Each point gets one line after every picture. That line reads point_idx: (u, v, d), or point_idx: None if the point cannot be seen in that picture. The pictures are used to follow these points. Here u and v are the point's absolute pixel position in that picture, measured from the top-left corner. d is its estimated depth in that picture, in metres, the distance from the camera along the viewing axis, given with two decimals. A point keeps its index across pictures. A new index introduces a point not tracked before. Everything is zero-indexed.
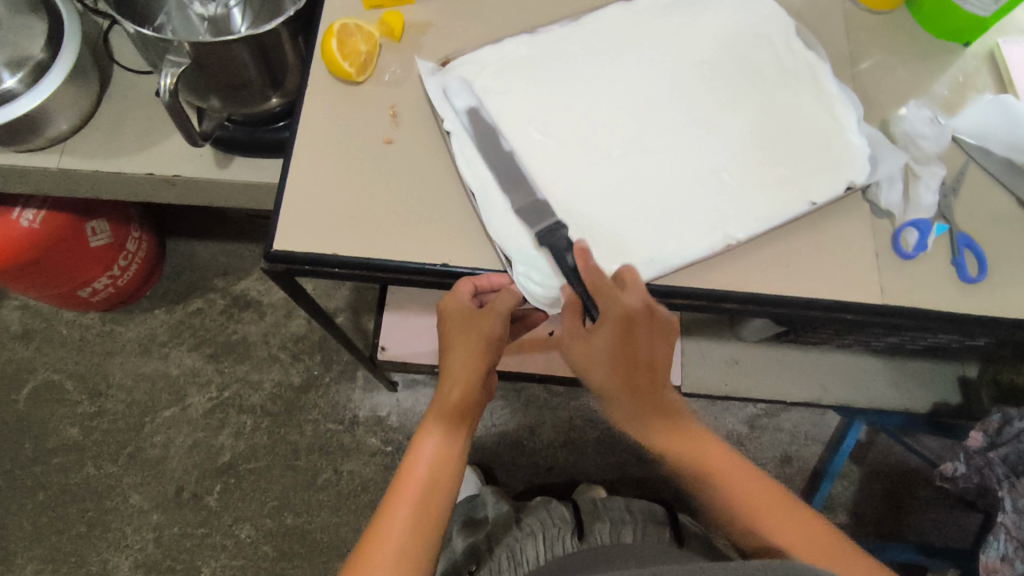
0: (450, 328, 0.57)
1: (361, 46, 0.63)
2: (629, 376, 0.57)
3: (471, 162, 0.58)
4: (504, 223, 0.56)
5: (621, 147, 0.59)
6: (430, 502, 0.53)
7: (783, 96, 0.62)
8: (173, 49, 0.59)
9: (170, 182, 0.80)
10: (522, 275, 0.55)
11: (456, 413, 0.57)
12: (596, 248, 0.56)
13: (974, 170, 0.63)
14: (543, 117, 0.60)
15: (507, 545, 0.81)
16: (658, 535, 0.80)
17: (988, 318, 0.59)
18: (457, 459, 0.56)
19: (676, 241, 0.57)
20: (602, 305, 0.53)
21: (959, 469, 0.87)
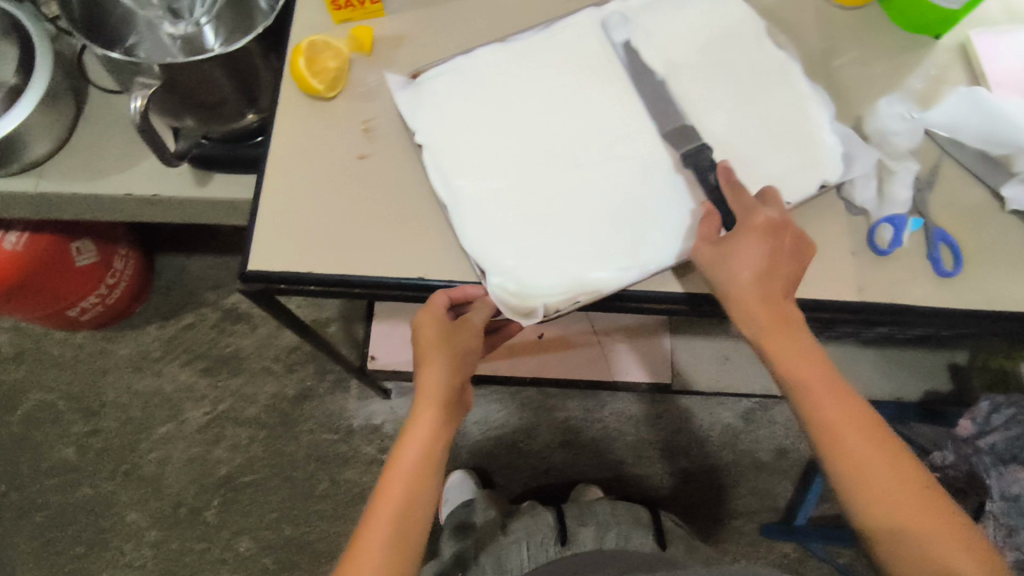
0: (424, 342, 0.55)
1: (330, 63, 0.63)
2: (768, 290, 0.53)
3: (442, 176, 0.58)
4: (481, 235, 0.56)
5: (597, 154, 0.59)
6: (408, 520, 0.52)
7: (757, 96, 0.62)
8: (143, 71, 0.59)
9: (150, 202, 0.80)
10: (496, 288, 0.54)
11: (432, 429, 0.54)
12: (572, 256, 0.55)
13: (948, 164, 0.63)
14: (598, 101, 0.61)
15: (494, 553, 0.82)
16: (643, 540, 0.83)
17: (967, 311, 0.59)
18: (436, 474, 0.55)
19: (651, 248, 0.56)
20: (745, 217, 0.54)
21: (949, 457, 0.87)
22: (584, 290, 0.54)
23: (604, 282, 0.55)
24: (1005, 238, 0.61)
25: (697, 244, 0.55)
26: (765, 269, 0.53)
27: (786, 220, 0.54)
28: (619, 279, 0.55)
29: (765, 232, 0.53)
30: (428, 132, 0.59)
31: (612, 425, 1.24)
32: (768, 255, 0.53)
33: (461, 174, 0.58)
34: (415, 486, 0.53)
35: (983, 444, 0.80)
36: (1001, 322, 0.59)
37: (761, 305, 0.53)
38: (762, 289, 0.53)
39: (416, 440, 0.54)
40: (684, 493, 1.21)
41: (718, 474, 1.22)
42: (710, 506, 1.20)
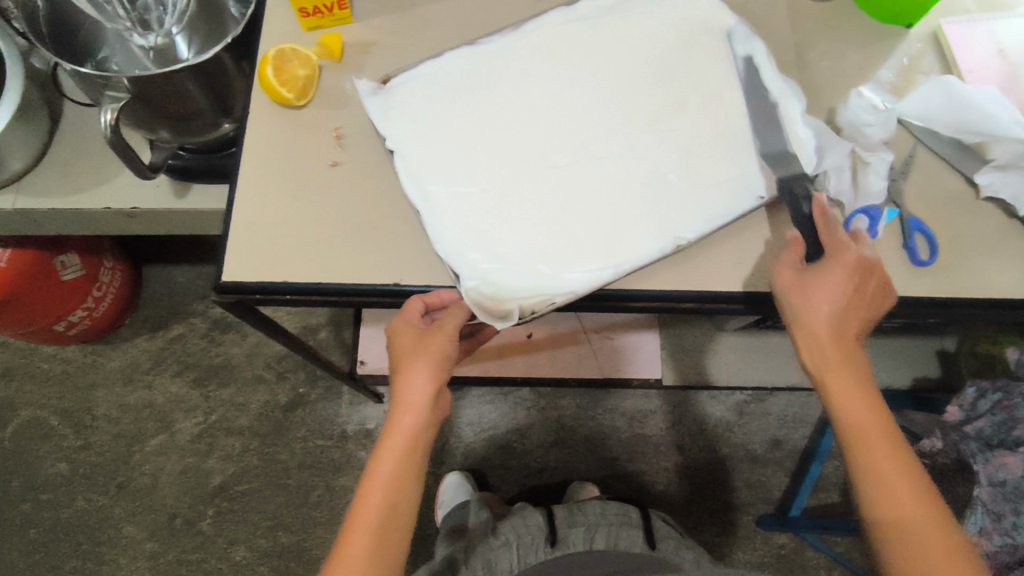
0: (400, 350, 0.56)
1: (299, 71, 0.62)
2: (844, 324, 0.53)
3: (414, 180, 0.58)
4: (455, 240, 0.56)
5: (569, 155, 0.59)
6: (388, 527, 0.53)
7: (729, 92, 0.61)
8: (112, 85, 0.59)
9: (129, 215, 0.80)
10: (470, 291, 0.54)
11: (408, 439, 0.55)
12: (546, 258, 0.55)
13: (922, 153, 0.64)
14: (677, 122, 0.61)
15: (483, 554, 0.82)
16: (631, 540, 0.83)
17: (944, 299, 0.59)
18: (413, 482, 0.55)
19: (625, 248, 0.56)
20: (836, 253, 0.54)
21: (937, 445, 0.85)
22: (560, 290, 0.54)
23: (578, 282, 0.54)
24: (981, 225, 0.61)
25: (780, 268, 0.55)
26: (844, 304, 0.53)
27: (878, 265, 0.54)
28: (594, 279, 0.55)
29: (855, 270, 0.53)
30: (399, 138, 0.59)
31: (605, 423, 1.24)
32: (851, 294, 0.53)
33: (433, 180, 0.58)
34: (392, 495, 0.54)
35: (970, 429, 0.79)
36: (978, 310, 0.59)
37: (831, 336, 0.53)
38: (837, 324, 0.53)
39: (393, 451, 0.54)
40: (679, 488, 1.21)
41: (712, 467, 1.22)
42: (705, 499, 1.20)
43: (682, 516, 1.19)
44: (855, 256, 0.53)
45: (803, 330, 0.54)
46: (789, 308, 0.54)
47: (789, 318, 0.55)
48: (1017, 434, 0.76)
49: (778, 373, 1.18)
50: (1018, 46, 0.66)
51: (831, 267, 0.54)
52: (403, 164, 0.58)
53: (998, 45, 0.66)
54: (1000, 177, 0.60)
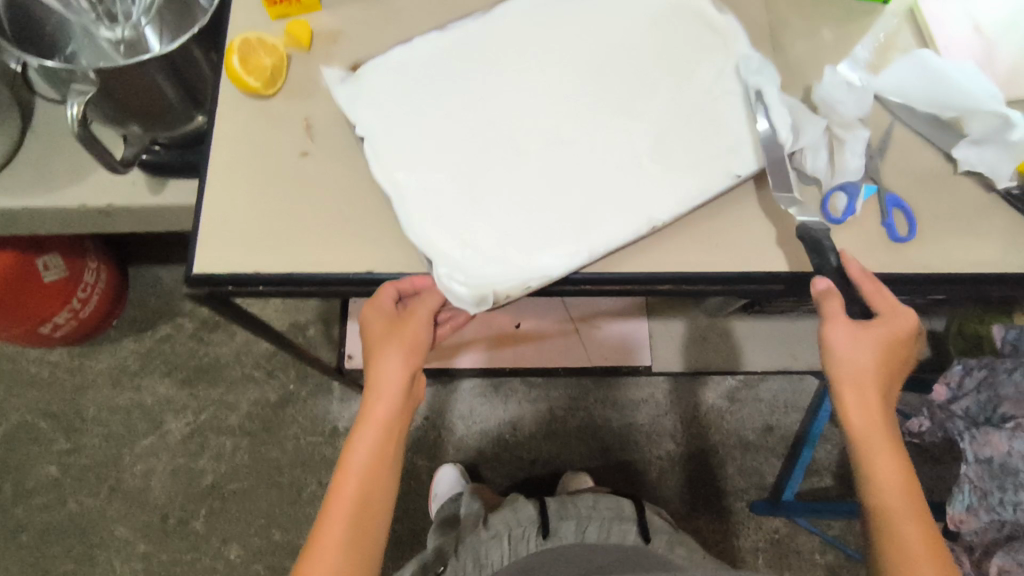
0: (374, 338, 0.56)
1: (265, 61, 0.62)
2: (883, 370, 0.56)
3: (383, 167, 0.57)
4: (427, 226, 0.55)
5: (541, 142, 0.59)
6: (363, 514, 0.55)
7: (700, 73, 0.61)
8: (77, 78, 0.58)
9: (105, 214, 0.78)
10: (445, 277, 0.53)
11: (384, 424, 0.56)
12: (519, 243, 0.55)
13: (899, 129, 0.63)
14: (632, 178, 0.57)
15: (472, 546, 0.82)
16: (623, 534, 0.83)
17: (922, 275, 0.59)
18: (391, 464, 0.57)
19: (598, 231, 0.55)
20: (886, 311, 0.55)
21: (925, 425, 0.83)
22: (534, 275, 0.54)
23: (552, 266, 0.54)
24: (959, 201, 0.61)
25: (834, 315, 0.55)
26: (881, 354, 0.55)
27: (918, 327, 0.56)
28: (568, 264, 0.54)
29: (900, 330, 0.55)
30: (368, 124, 0.58)
31: (596, 413, 1.24)
32: (890, 348, 0.55)
33: (402, 167, 0.57)
34: (368, 484, 0.55)
35: (957, 408, 0.79)
36: (957, 286, 0.59)
37: (867, 378, 0.55)
38: (882, 379, 0.56)
39: (369, 436, 0.55)
40: (671, 476, 1.21)
41: (704, 454, 1.22)
42: (698, 487, 1.20)
43: (676, 504, 1.19)
44: (908, 322, 0.55)
45: (846, 374, 0.56)
46: (836, 351, 0.55)
47: (833, 362, 0.56)
48: (1002, 411, 0.76)
49: (765, 357, 1.18)
50: (992, 21, 0.65)
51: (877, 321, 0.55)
52: (371, 152, 0.57)
53: (974, 19, 0.65)
54: (976, 151, 0.60)
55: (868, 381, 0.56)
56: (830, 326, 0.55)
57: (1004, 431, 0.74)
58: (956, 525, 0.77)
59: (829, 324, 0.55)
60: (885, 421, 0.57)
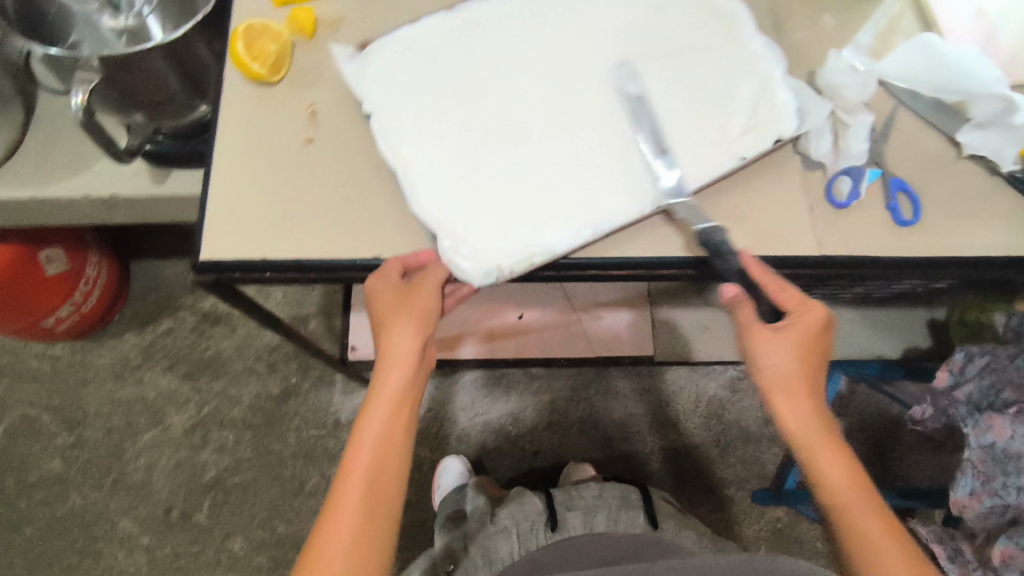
0: (382, 309, 0.55)
1: (270, 47, 0.62)
2: (805, 366, 0.56)
3: (389, 143, 0.58)
4: (432, 202, 0.56)
5: (544, 120, 0.59)
6: (380, 483, 0.54)
7: (707, 55, 0.61)
8: (80, 65, 0.57)
9: (107, 205, 0.78)
10: (450, 252, 0.54)
11: (397, 393, 0.55)
12: (524, 220, 0.55)
13: (903, 114, 0.63)
14: (637, 159, 0.57)
15: (481, 543, 0.82)
16: (632, 521, 0.84)
17: (927, 258, 0.59)
18: (405, 434, 0.56)
19: (603, 209, 0.56)
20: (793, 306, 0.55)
21: (928, 412, 0.84)
22: (539, 252, 0.54)
23: (557, 244, 0.54)
24: (963, 185, 0.61)
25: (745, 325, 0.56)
26: (799, 351, 0.55)
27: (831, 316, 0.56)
28: (573, 241, 0.55)
29: (813, 323, 0.55)
30: (376, 100, 0.59)
31: (598, 404, 1.23)
32: (808, 343, 0.55)
33: (406, 143, 0.58)
34: (383, 452, 0.54)
35: (959, 394, 0.79)
36: (962, 269, 0.59)
37: (793, 379, 0.55)
38: (808, 375, 0.56)
39: (383, 405, 0.54)
40: (674, 466, 1.21)
41: (705, 444, 1.22)
42: (699, 478, 1.21)
43: (678, 493, 1.19)
44: (818, 316, 0.55)
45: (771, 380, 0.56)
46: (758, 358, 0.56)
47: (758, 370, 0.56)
48: (1005, 397, 0.76)
49: None
50: (995, 5, 0.65)
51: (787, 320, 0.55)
52: (377, 130, 0.58)
53: (977, 3, 0.65)
54: (980, 135, 0.60)
55: (795, 383, 0.55)
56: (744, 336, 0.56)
57: (1007, 415, 0.74)
58: (958, 509, 0.77)
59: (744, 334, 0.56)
60: (821, 418, 0.56)
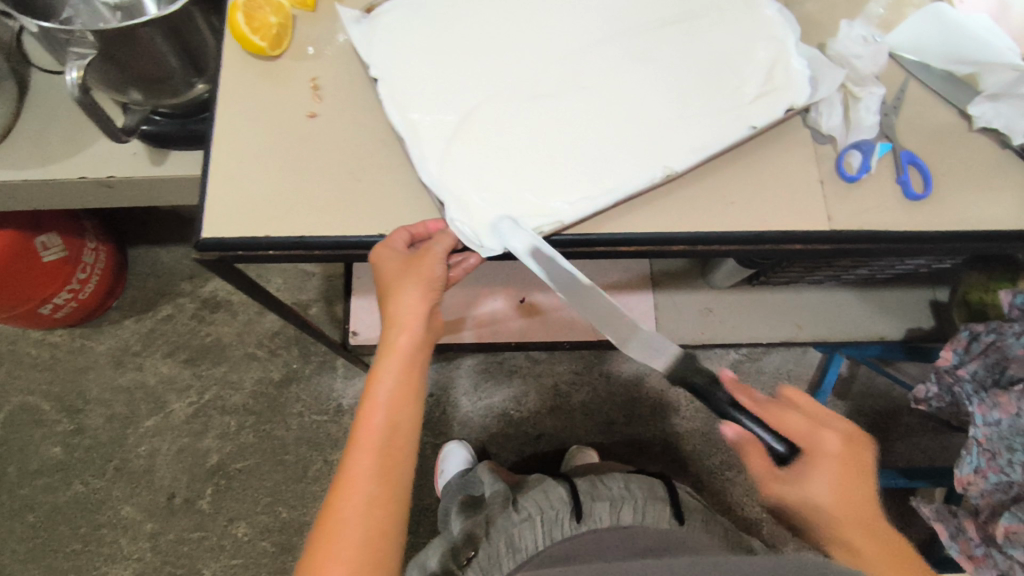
0: (387, 275, 0.54)
1: (271, 19, 0.62)
2: (848, 502, 0.53)
3: (396, 107, 0.58)
4: (440, 169, 0.56)
5: (554, 84, 0.58)
6: (393, 446, 0.53)
7: (717, 21, 0.60)
8: (75, 41, 0.55)
9: (104, 187, 0.77)
10: (457, 222, 0.54)
11: (407, 357, 0.55)
12: (532, 186, 0.55)
13: (913, 86, 0.63)
14: (646, 125, 0.57)
15: (505, 530, 0.80)
16: (659, 515, 0.80)
17: (938, 232, 0.58)
18: (416, 397, 0.55)
19: (614, 176, 0.55)
20: (805, 442, 0.54)
21: (932, 390, 0.84)
22: (546, 220, 0.54)
23: (563, 211, 0.54)
24: (973, 157, 0.61)
25: (770, 474, 0.55)
26: (838, 489, 0.53)
27: (846, 431, 0.55)
28: (582, 211, 0.54)
29: (833, 454, 0.53)
30: (383, 64, 0.59)
31: (601, 390, 1.23)
32: (841, 476, 0.53)
33: (415, 108, 0.58)
34: (394, 416, 0.53)
35: (964, 372, 0.78)
36: (974, 243, 0.58)
37: (843, 519, 0.53)
38: (853, 509, 0.53)
39: (392, 367, 0.54)
40: (677, 449, 1.20)
41: (708, 427, 1.21)
42: (699, 461, 1.20)
43: (683, 477, 1.19)
44: (833, 439, 0.54)
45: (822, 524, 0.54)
46: (795, 503, 0.54)
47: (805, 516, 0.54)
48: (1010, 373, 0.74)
49: (770, 329, 1.17)
50: None
51: (807, 460, 0.54)
52: (386, 95, 0.58)
53: None
54: (992, 107, 0.59)
55: (843, 521, 0.53)
56: (772, 486, 0.55)
57: (1013, 393, 0.72)
58: (963, 487, 0.77)
59: (774, 484, 0.55)
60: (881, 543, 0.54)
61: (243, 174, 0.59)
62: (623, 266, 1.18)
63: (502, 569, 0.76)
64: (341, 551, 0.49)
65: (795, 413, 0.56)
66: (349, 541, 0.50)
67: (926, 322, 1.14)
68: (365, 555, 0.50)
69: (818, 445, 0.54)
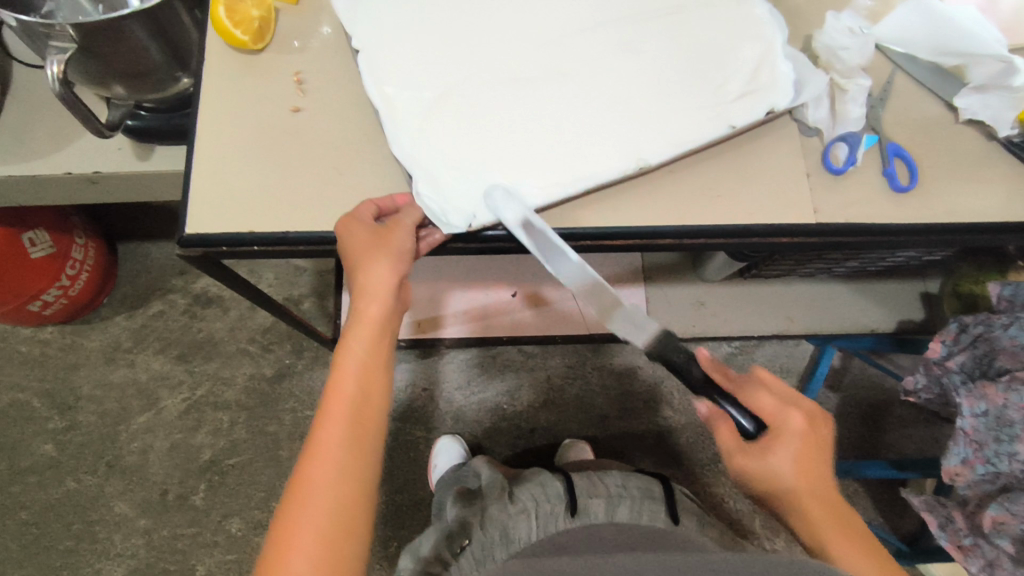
0: (356, 247, 0.54)
1: (253, 13, 0.62)
2: (808, 477, 0.55)
3: (373, 81, 0.58)
4: (413, 144, 0.56)
5: (535, 69, 0.58)
6: (362, 416, 0.52)
7: (703, 14, 0.60)
8: (55, 35, 0.55)
9: (89, 183, 0.76)
10: (424, 196, 0.54)
11: (377, 328, 0.54)
12: (502, 167, 0.55)
13: (900, 78, 0.63)
14: (626, 115, 0.57)
15: (501, 522, 0.80)
16: (653, 515, 0.81)
17: (925, 225, 0.58)
18: (385, 366, 0.55)
19: (587, 164, 0.55)
20: (771, 419, 0.56)
21: (920, 381, 0.84)
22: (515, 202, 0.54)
23: (531, 195, 0.54)
24: (960, 149, 0.61)
25: (732, 450, 0.56)
26: (799, 464, 0.54)
27: (810, 410, 0.57)
28: (551, 197, 0.54)
29: (799, 433, 0.55)
30: (366, 47, 0.59)
31: (594, 382, 1.23)
32: (803, 451, 0.55)
33: (392, 84, 0.58)
34: (363, 386, 0.53)
35: (952, 364, 0.79)
36: (961, 235, 0.58)
37: (800, 493, 0.55)
38: (811, 485, 0.55)
39: (362, 338, 0.54)
40: (669, 443, 1.20)
41: (700, 419, 1.21)
42: (692, 454, 1.20)
43: (675, 471, 1.19)
44: (799, 417, 0.55)
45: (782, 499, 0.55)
46: (755, 476, 0.55)
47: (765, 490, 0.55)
48: (999, 365, 0.75)
49: (762, 323, 1.16)
50: None
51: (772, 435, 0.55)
52: (368, 80, 0.58)
53: None
54: (979, 99, 0.60)
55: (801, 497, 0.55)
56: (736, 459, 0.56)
57: (1000, 383, 0.72)
58: (950, 478, 0.77)
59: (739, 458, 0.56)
60: (837, 520, 0.56)
61: (228, 170, 0.59)
62: (616, 259, 1.18)
63: (494, 559, 0.75)
64: (312, 519, 0.49)
65: (762, 391, 0.57)
66: (321, 511, 0.49)
67: (917, 315, 1.14)
68: (338, 522, 0.49)
69: (783, 422, 0.55)
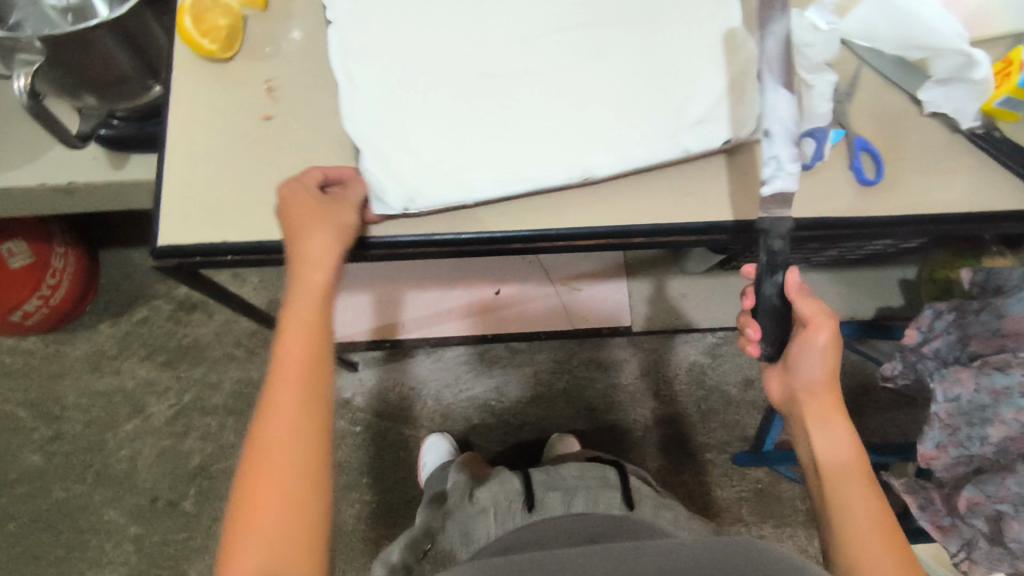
0: (297, 217, 0.55)
1: (221, 21, 0.62)
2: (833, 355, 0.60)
3: (342, 60, 0.59)
4: (369, 122, 0.57)
5: (506, 67, 0.59)
6: (312, 379, 0.55)
7: (674, 14, 0.60)
8: (22, 47, 0.54)
9: (64, 193, 0.75)
10: (370, 172, 0.56)
11: (320, 293, 0.57)
12: (453, 156, 0.56)
13: (865, 73, 0.64)
14: (593, 117, 0.57)
15: (461, 521, 0.80)
16: (609, 502, 0.81)
17: (891, 217, 0.60)
18: (328, 330, 0.57)
19: (542, 166, 0.56)
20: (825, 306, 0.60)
21: (897, 367, 0.84)
22: (460, 192, 0.56)
23: (476, 187, 0.56)
24: (926, 140, 0.62)
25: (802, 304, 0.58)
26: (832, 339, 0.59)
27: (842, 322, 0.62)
28: (496, 190, 0.56)
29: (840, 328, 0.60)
30: (338, 50, 0.59)
31: (581, 376, 1.24)
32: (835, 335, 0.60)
33: (355, 60, 0.59)
34: (309, 351, 0.56)
35: (927, 350, 0.79)
36: (930, 226, 0.60)
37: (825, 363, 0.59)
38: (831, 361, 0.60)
39: (306, 306, 0.56)
40: (655, 434, 1.22)
41: (686, 410, 1.23)
42: (678, 444, 1.21)
43: (660, 462, 1.20)
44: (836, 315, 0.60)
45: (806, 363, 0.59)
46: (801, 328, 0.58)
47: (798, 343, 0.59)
48: (971, 350, 0.76)
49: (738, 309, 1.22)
50: None
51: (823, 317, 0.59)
52: (337, 60, 0.59)
53: None
54: (942, 92, 0.61)
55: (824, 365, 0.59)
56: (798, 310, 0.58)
57: (971, 368, 0.74)
58: (926, 461, 0.78)
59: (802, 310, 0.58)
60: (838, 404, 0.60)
61: (201, 178, 0.59)
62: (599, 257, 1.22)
63: (456, 560, 0.75)
64: (276, 479, 0.52)
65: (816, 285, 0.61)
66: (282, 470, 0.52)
67: (895, 302, 1.16)
68: (299, 480, 0.53)
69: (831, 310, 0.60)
